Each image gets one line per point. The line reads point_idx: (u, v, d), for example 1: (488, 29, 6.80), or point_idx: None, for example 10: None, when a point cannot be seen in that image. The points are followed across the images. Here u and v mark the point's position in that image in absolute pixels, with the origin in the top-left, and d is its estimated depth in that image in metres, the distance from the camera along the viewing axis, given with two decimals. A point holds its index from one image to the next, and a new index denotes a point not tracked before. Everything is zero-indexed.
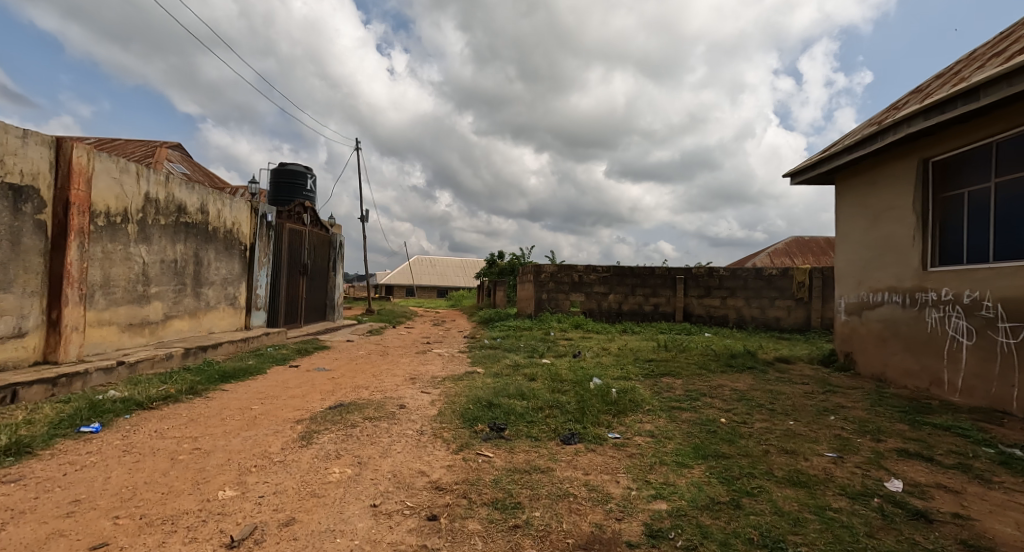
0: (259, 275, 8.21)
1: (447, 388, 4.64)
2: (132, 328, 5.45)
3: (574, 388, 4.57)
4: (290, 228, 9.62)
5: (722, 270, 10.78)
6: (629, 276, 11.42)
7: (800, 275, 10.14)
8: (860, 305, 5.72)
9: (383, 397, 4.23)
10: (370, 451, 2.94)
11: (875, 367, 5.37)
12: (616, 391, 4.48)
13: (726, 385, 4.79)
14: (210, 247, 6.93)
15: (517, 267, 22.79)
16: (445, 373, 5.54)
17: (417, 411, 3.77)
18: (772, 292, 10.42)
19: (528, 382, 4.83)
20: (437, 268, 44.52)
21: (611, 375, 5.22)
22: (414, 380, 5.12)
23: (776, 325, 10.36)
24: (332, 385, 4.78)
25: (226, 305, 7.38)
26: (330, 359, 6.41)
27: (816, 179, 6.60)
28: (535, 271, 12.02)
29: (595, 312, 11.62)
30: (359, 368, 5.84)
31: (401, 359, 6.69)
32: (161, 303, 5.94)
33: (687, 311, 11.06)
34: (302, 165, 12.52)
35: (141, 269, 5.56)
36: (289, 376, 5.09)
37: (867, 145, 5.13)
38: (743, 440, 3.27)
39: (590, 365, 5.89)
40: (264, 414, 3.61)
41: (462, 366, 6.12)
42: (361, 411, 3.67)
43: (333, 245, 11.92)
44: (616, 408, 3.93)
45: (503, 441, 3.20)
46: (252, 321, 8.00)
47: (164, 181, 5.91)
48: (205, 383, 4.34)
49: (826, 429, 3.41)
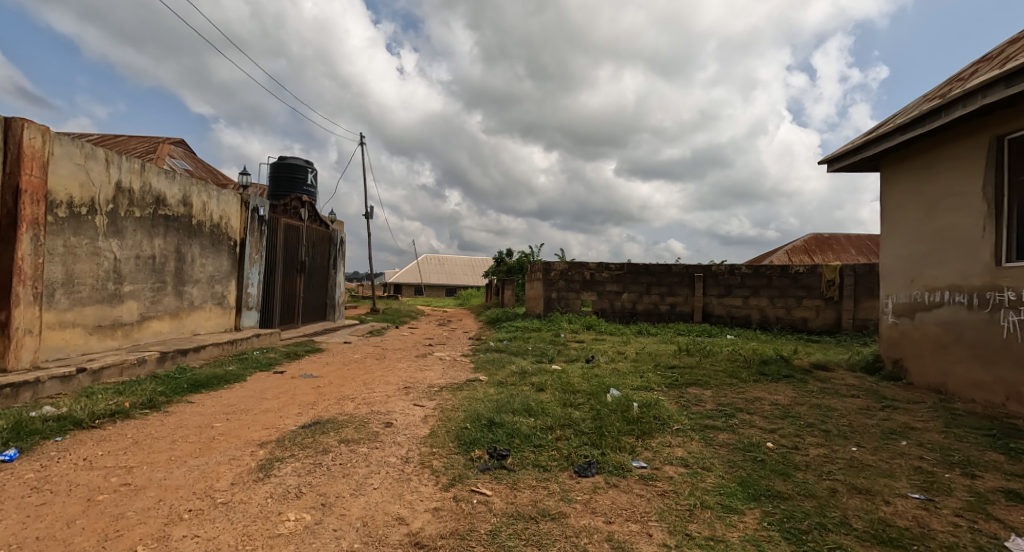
0: (250, 273, 7.72)
1: (443, 401, 4.08)
2: (101, 330, 4.97)
3: (589, 402, 3.99)
4: (286, 223, 9.15)
5: (744, 267, 10.10)
6: (643, 274, 10.78)
7: (829, 273, 9.42)
8: (913, 305, 5.05)
9: (368, 412, 3.69)
10: (340, 488, 2.38)
11: (933, 377, 4.71)
12: (638, 406, 3.88)
13: (764, 397, 4.17)
14: (194, 242, 6.45)
15: (526, 265, 22.24)
16: (444, 381, 4.98)
17: (406, 431, 3.22)
18: (798, 292, 9.72)
19: (536, 393, 4.26)
20: (446, 267, 44.10)
21: (630, 385, 4.62)
22: (408, 390, 4.57)
23: (802, 327, 9.67)
24: (314, 396, 4.23)
25: (214, 304, 6.90)
26: (320, 364, 5.89)
27: (858, 166, 5.94)
28: (545, 269, 11.44)
29: (607, 312, 11.00)
30: (350, 375, 5.30)
31: (399, 364, 6.15)
32: (136, 303, 5.45)
33: (706, 311, 10.40)
34: (302, 159, 12.05)
35: (111, 266, 5.08)
36: (268, 385, 4.56)
37: (927, 122, 4.48)
38: (801, 473, 2.64)
39: (605, 372, 5.30)
40: (224, 435, 3.06)
41: (464, 372, 5.55)
42: (338, 431, 3.12)
43: (333, 241, 11.45)
44: (639, 429, 3.33)
45: (505, 473, 2.62)
46: (242, 322, 7.52)
47: (140, 169, 5.42)
48: (169, 395, 3.82)
49: (902, 459, 2.78)
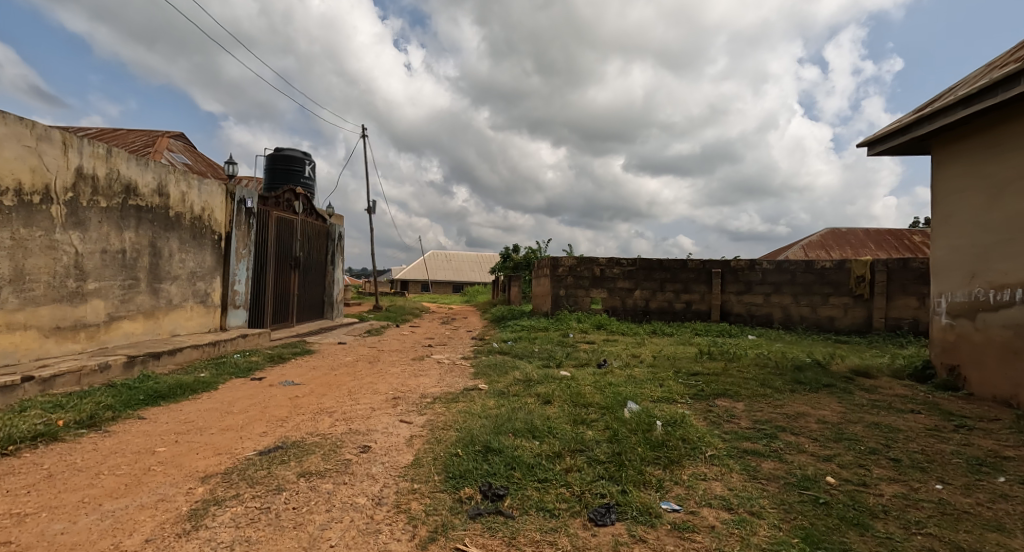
0: (236, 269, 7.21)
1: (435, 416, 3.55)
2: (60, 333, 4.48)
3: (603, 419, 3.42)
4: (279, 216, 8.66)
5: (766, 262, 9.46)
6: (657, 269, 10.18)
7: (859, 268, 8.73)
8: (973, 305, 4.42)
9: (345, 431, 3.16)
10: (287, 548, 1.83)
11: (999, 388, 4.09)
12: (661, 424, 3.31)
13: (808, 413, 3.57)
14: (172, 236, 5.95)
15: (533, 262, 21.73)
16: (439, 390, 4.44)
17: (385, 459, 2.68)
18: (825, 288, 9.07)
19: (542, 406, 3.71)
20: (453, 263, 43.72)
21: (649, 396, 4.04)
22: (398, 401, 4.04)
23: (829, 327, 9.02)
24: (289, 409, 3.71)
25: (195, 303, 6.42)
26: (305, 369, 5.37)
27: (905, 148, 5.31)
28: (552, 265, 10.87)
29: (619, 310, 10.41)
30: (336, 382, 4.77)
31: (392, 369, 5.62)
32: (103, 302, 4.97)
33: (724, 309, 9.77)
34: (299, 150, 11.57)
35: (71, 261, 4.59)
36: (239, 395, 4.05)
37: (995, 92, 3.88)
38: (880, 525, 2.05)
39: (620, 379, 4.72)
40: (164, 464, 2.51)
41: (464, 378, 5.01)
42: (301, 459, 2.56)
43: (330, 236, 10.96)
44: (666, 456, 2.74)
45: (501, 521, 2.06)
46: (228, 322, 7.05)
47: (105, 154, 4.93)
48: (118, 410, 3.30)
49: (1006, 505, 2.17)
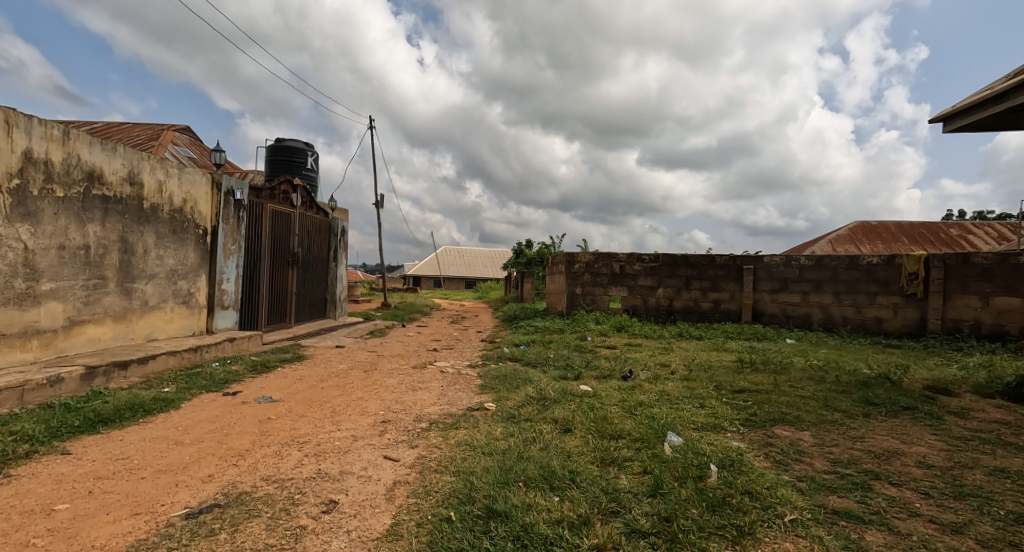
0: (224, 268, 6.63)
1: (429, 451, 2.86)
2: (6, 341, 3.90)
3: (638, 458, 2.70)
4: (274, 209, 8.06)
5: (804, 258, 8.60)
6: (681, 266, 9.39)
7: (911, 264, 7.83)
8: None
9: (311, 475, 2.48)
10: None
11: None
12: (715, 467, 2.57)
13: (900, 449, 2.80)
14: (147, 230, 5.37)
15: (547, 258, 21.03)
16: (438, 410, 3.76)
17: (351, 526, 1.99)
18: (871, 287, 8.18)
19: (561, 438, 3.01)
20: (466, 259, 43.16)
21: (690, 423, 3.31)
22: (386, 426, 3.37)
23: (876, 329, 8.14)
24: (253, 438, 3.06)
25: (177, 303, 5.87)
26: (289, 380, 4.75)
27: (994, 119, 4.45)
28: (568, 260, 10.13)
29: (640, 310, 9.63)
30: (321, 398, 4.13)
31: (389, 380, 4.96)
32: (61, 306, 4.40)
33: (757, 309, 8.94)
34: (301, 141, 11.00)
35: (19, 259, 4.02)
36: (201, 418, 3.42)
37: None
38: None
39: (652, 398, 3.98)
40: (52, 535, 1.86)
41: (468, 394, 4.32)
42: (237, 530, 1.89)
43: (332, 231, 10.37)
44: (733, 525, 2.00)
45: None
46: (216, 324, 6.49)
47: (61, 136, 4.34)
48: (37, 443, 2.68)
49: None
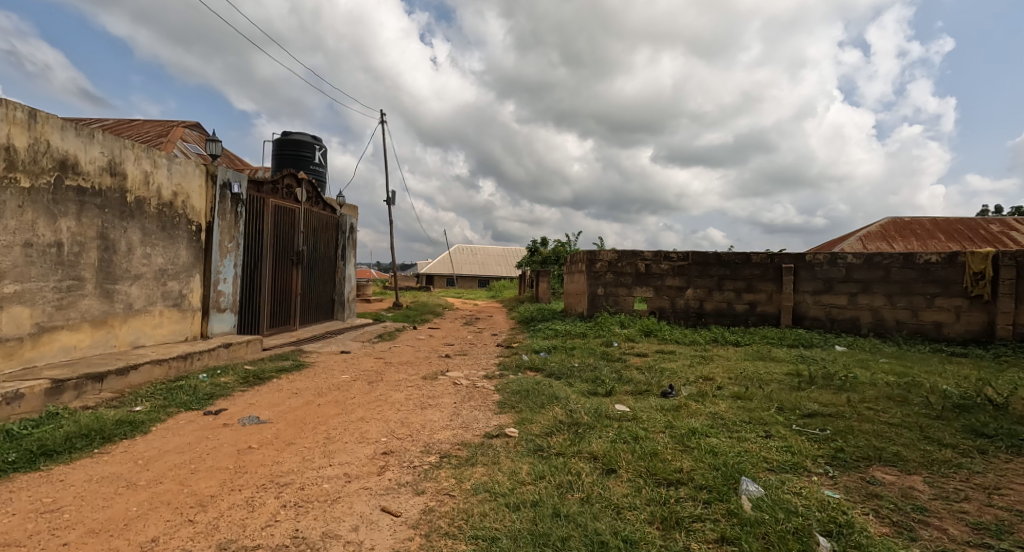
0: (220, 267, 6.12)
1: (437, 501, 2.25)
2: None
3: (711, 520, 2.06)
4: (277, 204, 7.55)
5: (851, 255, 7.81)
6: (713, 265, 8.66)
7: (976, 262, 7.04)
8: None
9: (283, 542, 1.88)
10: None
11: None
12: (819, 536, 1.91)
13: None
14: (131, 226, 4.87)
15: (563, 257, 20.37)
16: (450, 438, 3.16)
17: None
18: (929, 288, 7.40)
19: (607, 484, 2.38)
20: (479, 258, 42.68)
21: (763, 461, 2.66)
22: (387, 461, 2.77)
23: (934, 335, 7.36)
24: (223, 478, 2.48)
25: (167, 306, 5.37)
26: (283, 395, 4.19)
27: None
28: (589, 259, 9.46)
29: (667, 312, 8.94)
30: (315, 419, 3.55)
31: (395, 395, 4.37)
32: (27, 310, 3.90)
33: (798, 312, 8.18)
34: (308, 135, 10.50)
35: None
36: (169, 448, 2.86)
37: None
38: None
39: (704, 424, 3.32)
40: None
41: (485, 415, 3.72)
42: None
43: (340, 228, 9.85)
44: None
45: None
46: (211, 328, 5.99)
47: (26, 119, 3.83)
48: None
49: None
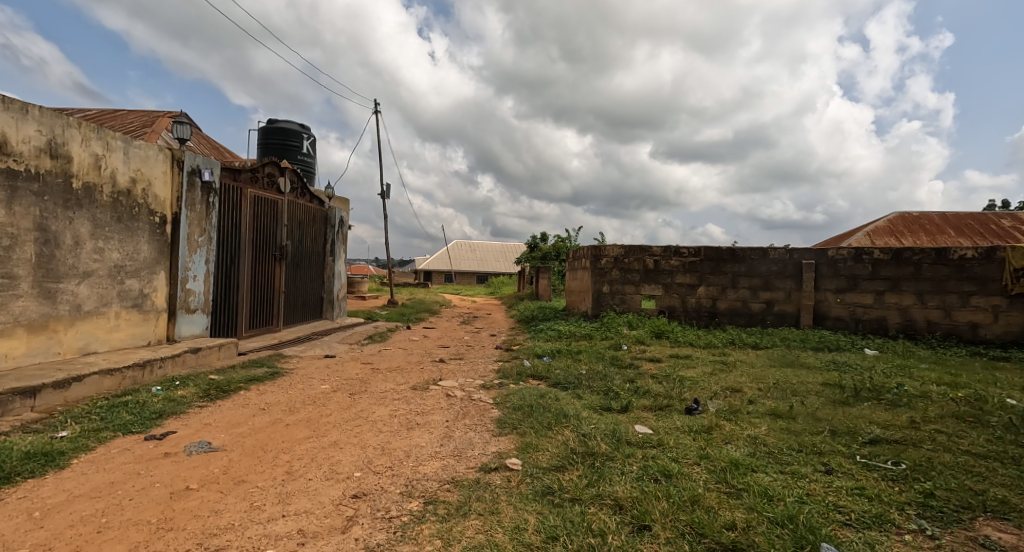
0: (189, 263, 5.52)
1: None
2: None
3: None
4: (257, 195, 6.93)
5: (878, 251, 7.22)
6: (727, 260, 8.07)
7: (1017, 258, 6.46)
8: None
9: None
10: None
11: None
12: None
13: None
14: (78, 216, 4.27)
15: (564, 252, 19.79)
16: (438, 473, 2.57)
17: None
18: (963, 286, 6.84)
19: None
20: (479, 254, 42.08)
21: (837, 512, 2.07)
22: (355, 510, 2.17)
23: (969, 336, 6.81)
24: (134, 542, 1.87)
25: (125, 306, 4.77)
26: (247, 412, 3.60)
27: None
28: (594, 255, 8.88)
29: (677, 312, 8.37)
30: (278, 446, 2.97)
31: (378, 411, 3.79)
32: None
33: (819, 311, 7.62)
34: (296, 123, 9.88)
35: None
36: (83, 492, 2.26)
37: None
38: None
39: (748, 454, 2.73)
40: None
41: (483, 438, 3.14)
42: None
43: (328, 222, 9.23)
44: None
45: None
46: (178, 331, 5.41)
47: None
48: None
49: None
